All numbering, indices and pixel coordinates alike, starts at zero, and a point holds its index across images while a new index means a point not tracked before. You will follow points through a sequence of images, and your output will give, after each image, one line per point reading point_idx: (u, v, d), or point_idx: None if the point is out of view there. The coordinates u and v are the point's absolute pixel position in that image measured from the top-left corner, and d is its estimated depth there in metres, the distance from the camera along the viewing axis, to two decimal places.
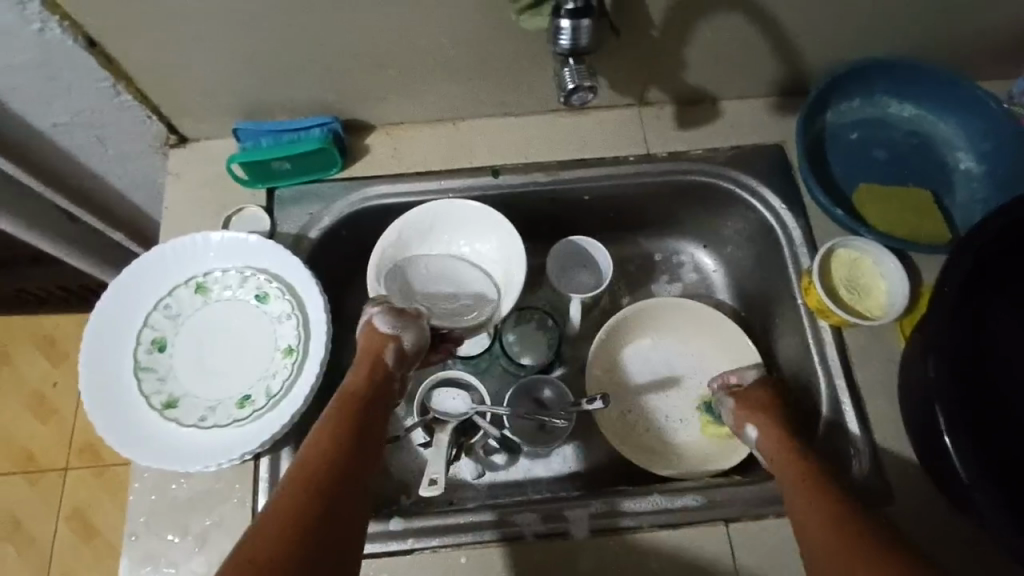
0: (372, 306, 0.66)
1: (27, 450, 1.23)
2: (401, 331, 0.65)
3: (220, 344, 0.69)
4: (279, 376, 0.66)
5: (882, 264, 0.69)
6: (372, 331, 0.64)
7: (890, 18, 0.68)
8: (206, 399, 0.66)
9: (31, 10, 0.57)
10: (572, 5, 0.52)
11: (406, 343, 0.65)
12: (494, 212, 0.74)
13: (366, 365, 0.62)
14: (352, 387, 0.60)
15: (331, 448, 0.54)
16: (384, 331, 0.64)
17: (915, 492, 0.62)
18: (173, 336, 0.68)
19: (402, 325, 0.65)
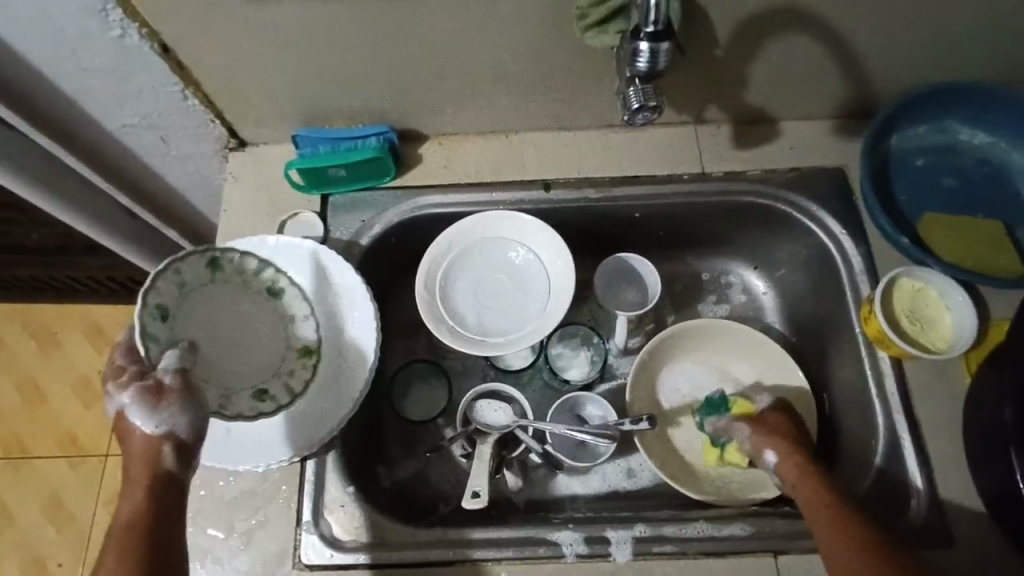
0: (120, 394, 0.52)
1: (71, 434, 1.27)
2: (172, 422, 0.51)
3: (225, 328, 0.63)
4: (299, 375, 0.66)
5: (948, 296, 0.66)
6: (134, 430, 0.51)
7: (966, 42, 0.66)
8: (215, 385, 0.61)
9: (113, 16, 0.59)
10: (651, 28, 0.51)
11: (179, 434, 0.52)
12: (546, 226, 0.74)
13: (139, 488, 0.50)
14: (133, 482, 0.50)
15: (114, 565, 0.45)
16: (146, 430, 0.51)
17: (980, 538, 0.59)
18: (172, 308, 0.59)
19: (166, 416, 0.51)
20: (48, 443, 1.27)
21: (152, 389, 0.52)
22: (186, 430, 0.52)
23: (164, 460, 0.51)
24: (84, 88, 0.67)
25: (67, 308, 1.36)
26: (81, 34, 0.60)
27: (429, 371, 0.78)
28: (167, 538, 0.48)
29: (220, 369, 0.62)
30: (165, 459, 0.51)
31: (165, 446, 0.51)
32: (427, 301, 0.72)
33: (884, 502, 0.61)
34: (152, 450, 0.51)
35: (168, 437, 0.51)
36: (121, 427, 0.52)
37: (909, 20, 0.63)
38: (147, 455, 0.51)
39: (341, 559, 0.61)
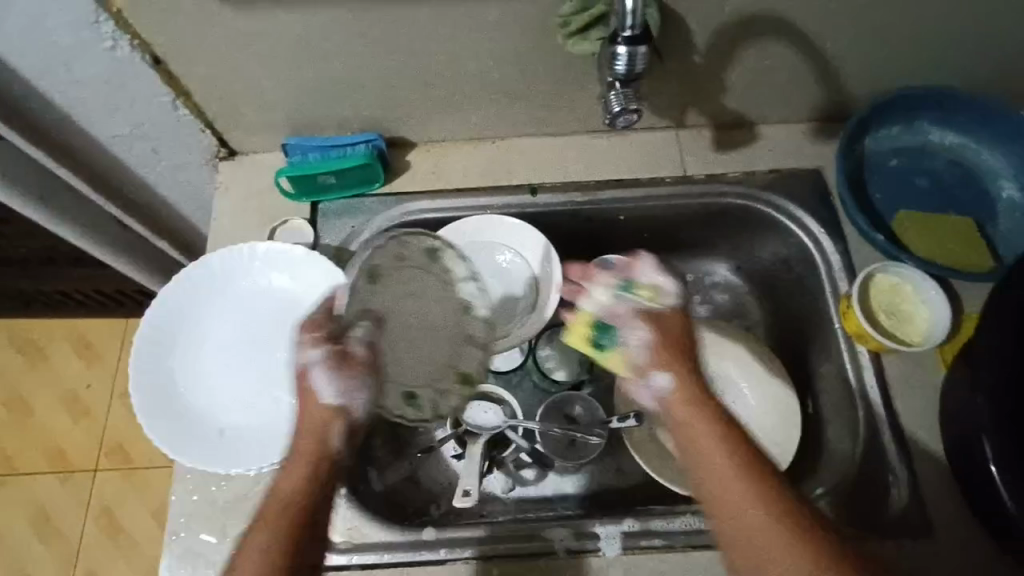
0: (309, 349, 0.55)
1: (59, 449, 1.26)
2: (349, 398, 0.55)
3: (410, 313, 0.61)
4: (450, 399, 0.61)
5: (922, 291, 0.68)
6: (315, 398, 0.55)
7: (933, 47, 0.68)
8: (410, 374, 0.60)
9: (106, 28, 0.60)
10: (628, 32, 0.53)
11: (354, 416, 0.55)
12: (538, 234, 0.75)
13: (307, 460, 0.53)
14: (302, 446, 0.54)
15: (271, 536, 0.49)
16: (327, 401, 0.54)
17: (959, 526, 0.61)
18: (410, 275, 0.63)
19: (347, 389, 0.55)
20: (35, 458, 1.25)
21: (341, 355, 0.55)
22: (356, 408, 0.55)
23: (336, 438, 0.54)
24: (76, 99, 0.68)
25: (55, 322, 1.36)
26: (74, 46, 0.61)
27: None
28: (325, 505, 0.53)
29: (397, 362, 0.59)
30: (334, 438, 0.54)
31: (339, 422, 0.54)
32: None
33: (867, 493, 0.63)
34: (328, 425, 0.54)
35: (342, 412, 0.54)
36: (302, 383, 0.55)
37: (878, 26, 0.65)
38: (318, 427, 0.54)
39: (334, 560, 0.62)
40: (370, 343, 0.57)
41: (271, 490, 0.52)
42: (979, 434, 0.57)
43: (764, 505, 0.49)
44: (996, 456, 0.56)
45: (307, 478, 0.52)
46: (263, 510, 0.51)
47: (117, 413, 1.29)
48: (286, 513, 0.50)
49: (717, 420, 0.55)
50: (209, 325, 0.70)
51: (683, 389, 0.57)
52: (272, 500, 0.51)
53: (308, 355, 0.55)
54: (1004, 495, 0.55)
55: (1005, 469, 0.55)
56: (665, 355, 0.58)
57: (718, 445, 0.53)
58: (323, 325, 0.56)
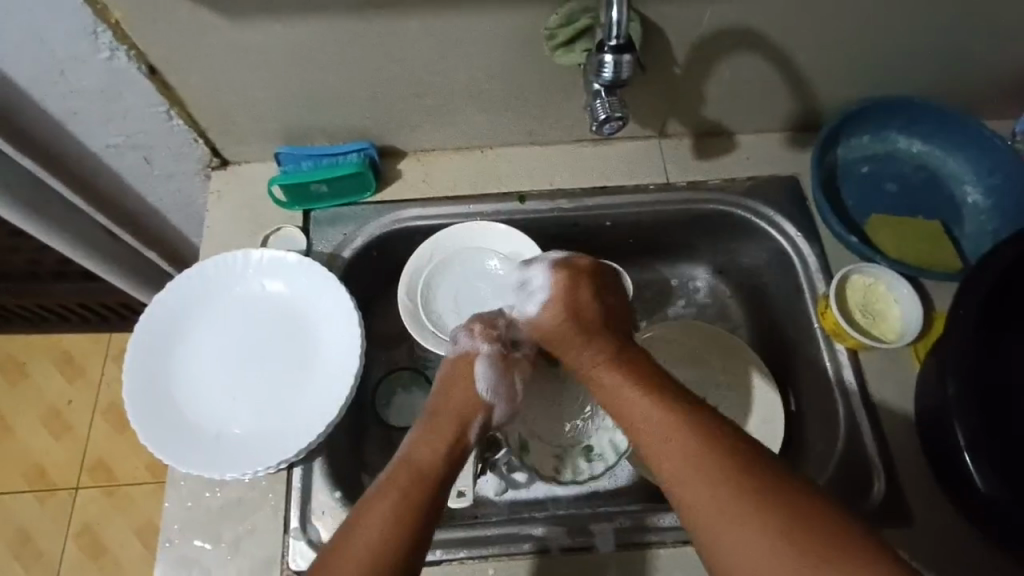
0: (485, 344, 0.67)
1: (39, 467, 1.24)
2: (498, 401, 0.65)
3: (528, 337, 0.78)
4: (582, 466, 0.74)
5: (896, 290, 0.71)
6: (472, 392, 0.64)
7: (900, 58, 0.72)
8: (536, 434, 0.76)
9: (103, 38, 0.61)
10: (614, 41, 0.56)
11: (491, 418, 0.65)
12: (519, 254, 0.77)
13: (443, 442, 0.59)
14: (418, 461, 0.57)
15: (395, 508, 0.52)
16: (481, 396, 0.64)
17: (933, 513, 0.63)
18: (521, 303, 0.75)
19: (498, 398, 0.65)
20: (14, 477, 1.23)
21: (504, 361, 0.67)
22: (500, 407, 0.65)
23: (471, 429, 0.62)
24: (71, 109, 0.68)
25: (36, 337, 1.34)
26: (70, 55, 0.62)
27: (412, 379, 0.81)
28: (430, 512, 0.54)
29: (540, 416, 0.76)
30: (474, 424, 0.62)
31: (481, 415, 0.63)
32: (410, 307, 0.75)
33: (848, 487, 0.65)
34: (473, 412, 0.62)
35: (487, 407, 0.64)
36: (464, 368, 0.65)
37: (846, 39, 0.69)
38: (463, 412, 0.62)
39: None
40: (525, 347, 0.69)
41: (402, 457, 0.57)
42: (951, 423, 0.59)
43: (698, 431, 0.53)
44: (967, 442, 0.58)
45: (443, 457, 0.58)
46: (390, 476, 0.55)
47: (100, 429, 1.27)
48: (409, 491, 0.54)
49: (644, 371, 0.60)
50: (202, 331, 0.71)
51: (594, 355, 0.62)
52: (405, 468, 0.56)
53: (484, 347, 0.66)
54: (976, 481, 0.58)
55: (976, 456, 0.58)
56: (559, 342, 0.65)
57: (639, 387, 0.58)
58: (497, 326, 0.68)
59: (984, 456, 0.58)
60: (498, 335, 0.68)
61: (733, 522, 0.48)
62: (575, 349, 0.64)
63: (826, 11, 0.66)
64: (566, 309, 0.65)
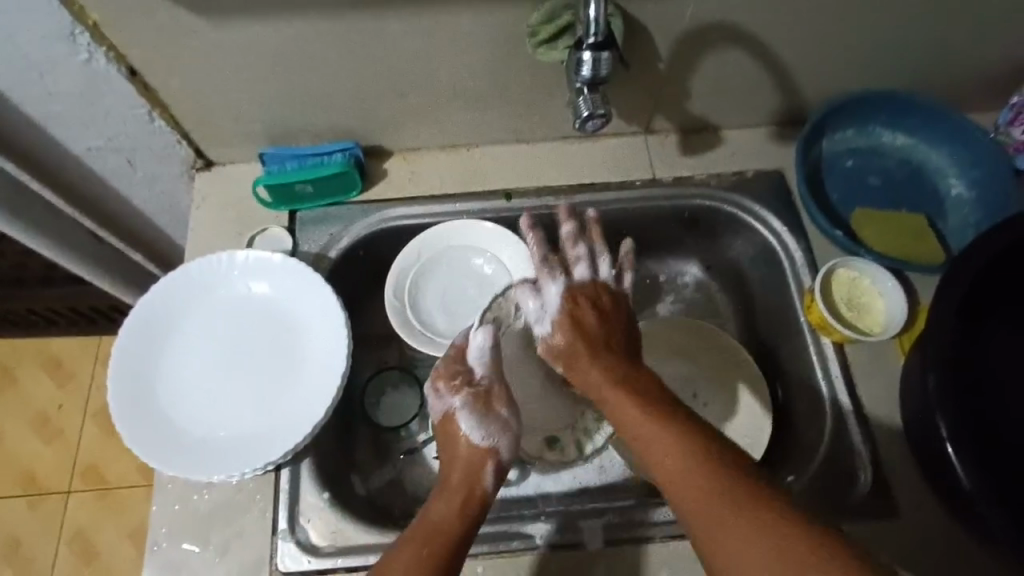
0: (453, 395, 0.65)
1: (30, 471, 1.23)
2: (497, 440, 0.63)
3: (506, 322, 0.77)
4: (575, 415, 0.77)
5: (880, 284, 0.72)
6: (471, 446, 0.62)
7: (880, 52, 0.73)
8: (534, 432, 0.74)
9: (81, 40, 0.61)
10: (592, 39, 0.56)
11: (504, 456, 0.63)
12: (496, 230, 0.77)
13: (457, 497, 0.58)
14: (436, 516, 0.56)
15: (410, 562, 0.52)
16: (481, 445, 0.62)
17: (917, 505, 0.64)
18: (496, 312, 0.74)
19: (495, 434, 0.63)
20: (5, 482, 1.22)
21: (481, 397, 0.64)
22: (504, 447, 0.63)
23: (486, 477, 0.61)
24: (51, 112, 0.68)
25: (25, 342, 1.33)
26: (49, 57, 0.61)
27: (401, 378, 0.80)
28: (455, 558, 0.54)
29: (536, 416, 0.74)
30: (489, 479, 0.61)
31: (490, 461, 0.62)
32: (397, 307, 0.75)
33: (835, 480, 0.65)
34: (480, 464, 0.61)
35: (493, 451, 0.62)
36: (451, 429, 0.64)
37: (828, 33, 0.69)
38: (472, 464, 0.61)
39: (318, 564, 0.61)
40: (491, 374, 0.66)
41: (422, 516, 0.57)
42: (934, 416, 0.59)
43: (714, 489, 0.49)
44: (951, 435, 0.58)
45: (459, 512, 0.57)
46: (410, 530, 0.56)
47: (92, 432, 1.26)
48: (428, 539, 0.54)
49: (647, 415, 0.56)
50: (187, 334, 0.71)
51: (601, 385, 0.60)
52: (421, 520, 0.56)
53: (454, 402, 0.64)
54: (960, 474, 0.58)
55: (959, 448, 0.58)
56: (570, 359, 0.63)
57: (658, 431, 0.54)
58: (459, 375, 0.65)
59: (967, 447, 0.58)
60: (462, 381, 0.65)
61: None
62: (582, 365, 0.62)
63: (807, 7, 0.66)
64: (587, 313, 0.64)
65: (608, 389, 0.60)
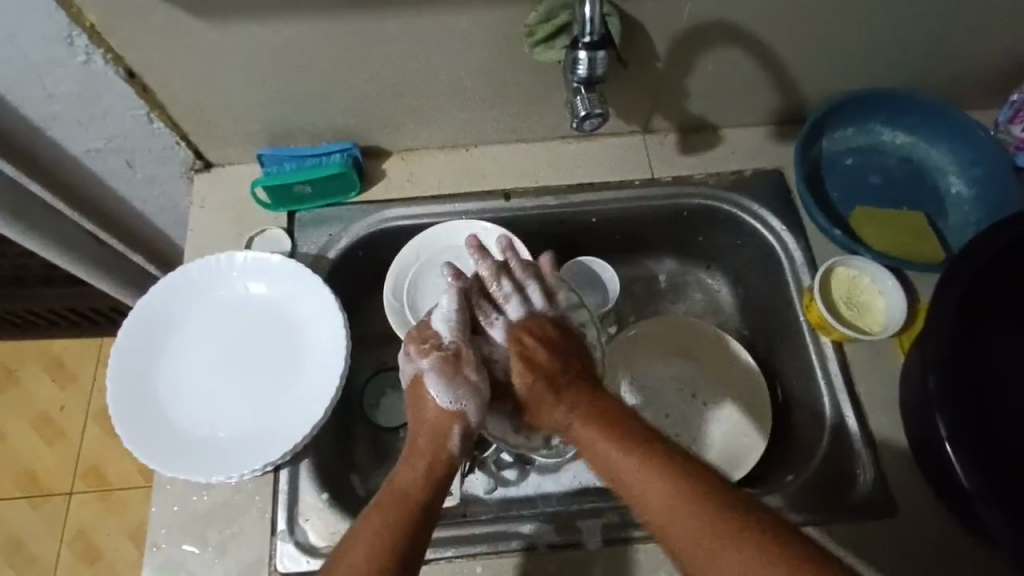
0: (420, 356, 0.63)
1: (31, 472, 1.23)
2: (464, 404, 0.61)
3: None
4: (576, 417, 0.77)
5: (880, 282, 0.72)
6: (436, 408, 0.61)
7: (879, 50, 0.72)
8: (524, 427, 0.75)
9: (79, 42, 0.61)
10: (588, 38, 0.56)
11: (470, 420, 0.61)
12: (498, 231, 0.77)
13: (423, 461, 0.58)
14: (405, 485, 0.56)
15: (379, 528, 0.52)
16: (446, 408, 0.61)
17: (916, 504, 0.63)
18: None
19: (461, 397, 0.61)
20: (7, 484, 1.23)
21: (450, 360, 0.62)
22: (472, 411, 0.61)
23: (453, 441, 0.60)
24: (50, 114, 0.68)
25: (26, 343, 1.33)
26: (46, 59, 0.61)
27: (401, 378, 0.81)
28: (420, 530, 0.53)
29: None
30: (453, 443, 0.60)
31: (456, 426, 0.60)
32: (396, 307, 0.75)
33: (834, 479, 0.65)
34: (447, 427, 0.60)
35: (459, 414, 0.61)
36: (418, 391, 0.62)
37: (826, 32, 0.69)
38: (438, 428, 0.60)
39: (317, 564, 0.61)
40: (461, 338, 0.64)
41: (388, 484, 0.56)
42: (932, 415, 0.59)
43: (681, 509, 0.49)
44: (949, 434, 0.58)
45: (427, 479, 0.57)
46: (378, 499, 0.55)
47: (93, 433, 1.27)
48: (397, 511, 0.53)
49: (613, 442, 0.56)
50: (186, 335, 0.71)
51: (568, 416, 0.60)
52: (389, 491, 0.55)
53: (422, 363, 0.62)
54: (958, 473, 0.57)
55: (958, 446, 0.58)
56: (535, 403, 0.63)
57: (625, 457, 0.54)
58: (428, 338, 0.64)
59: (965, 446, 0.58)
60: (432, 343, 0.63)
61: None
62: (542, 394, 0.62)
63: (804, 6, 0.66)
64: (533, 358, 0.64)
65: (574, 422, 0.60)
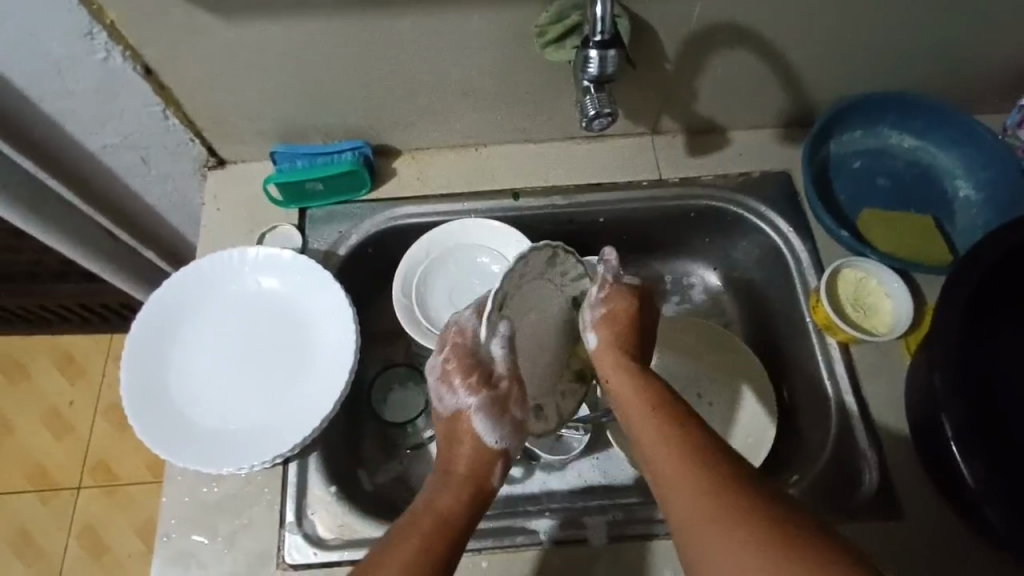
0: (471, 396, 0.60)
1: (41, 467, 1.25)
2: (507, 444, 0.61)
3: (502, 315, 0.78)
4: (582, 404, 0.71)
5: (886, 284, 0.72)
6: (479, 446, 0.60)
7: (888, 53, 0.73)
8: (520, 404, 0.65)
9: (99, 39, 0.62)
10: (599, 36, 0.56)
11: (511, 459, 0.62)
12: (507, 229, 0.78)
13: (464, 490, 0.57)
14: (443, 507, 0.55)
15: (413, 546, 0.51)
16: (491, 448, 0.60)
17: (923, 507, 0.64)
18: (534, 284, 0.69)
19: (507, 441, 0.61)
20: (16, 477, 1.24)
21: (497, 402, 0.60)
22: (511, 450, 0.62)
23: (493, 475, 0.59)
24: (68, 110, 0.69)
25: (37, 338, 1.35)
26: (66, 55, 0.63)
27: (408, 375, 0.82)
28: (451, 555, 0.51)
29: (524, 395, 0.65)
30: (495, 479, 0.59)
31: (499, 462, 0.61)
32: (404, 304, 0.76)
33: (840, 479, 0.65)
34: (489, 464, 0.59)
35: (502, 454, 0.61)
36: (461, 423, 0.61)
37: (835, 34, 0.70)
38: (480, 464, 0.59)
39: (325, 557, 0.62)
40: (505, 367, 0.61)
41: (427, 501, 0.55)
42: (938, 417, 0.59)
43: (687, 460, 0.51)
44: (955, 434, 0.58)
45: (468, 508, 0.55)
46: (410, 519, 0.53)
47: (103, 429, 1.28)
48: (432, 532, 0.52)
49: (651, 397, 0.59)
50: (199, 329, 0.72)
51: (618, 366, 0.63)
52: (426, 508, 0.54)
53: (469, 401, 0.60)
54: (965, 474, 0.58)
55: (963, 447, 0.58)
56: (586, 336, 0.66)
57: (655, 413, 0.57)
58: (473, 370, 0.60)
59: (971, 446, 0.58)
60: (481, 380, 0.60)
61: (712, 534, 0.46)
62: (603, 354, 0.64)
63: (814, 8, 0.66)
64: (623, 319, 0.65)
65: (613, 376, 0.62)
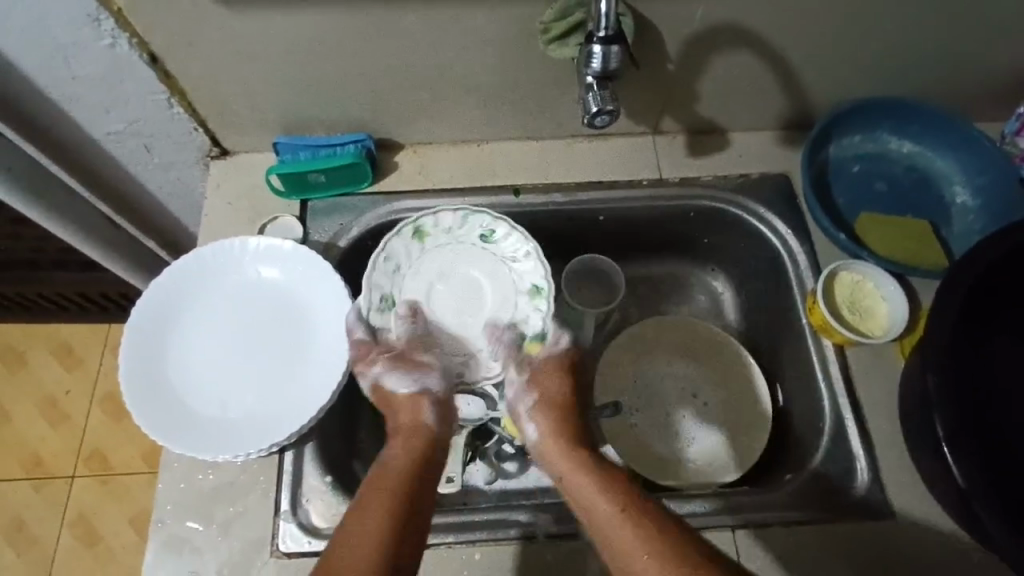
0: (373, 366, 0.69)
1: (35, 455, 1.25)
2: (426, 384, 0.69)
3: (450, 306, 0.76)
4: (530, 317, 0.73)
5: (882, 287, 0.73)
6: (412, 400, 0.68)
7: (889, 58, 0.73)
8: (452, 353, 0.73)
9: (106, 26, 0.62)
10: (603, 32, 0.57)
11: (438, 395, 0.69)
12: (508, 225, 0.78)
13: (413, 445, 0.64)
14: (392, 466, 0.61)
15: (381, 513, 0.55)
16: (412, 392, 0.69)
17: (912, 508, 0.64)
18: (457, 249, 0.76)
19: (419, 379, 0.69)
20: (10, 465, 1.24)
21: (399, 358, 0.70)
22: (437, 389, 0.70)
23: (426, 417, 0.67)
24: (73, 96, 0.70)
25: (35, 326, 1.35)
26: (72, 42, 0.63)
27: None
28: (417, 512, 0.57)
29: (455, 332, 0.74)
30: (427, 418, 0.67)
31: (428, 403, 0.68)
32: None
33: (832, 479, 0.66)
34: (420, 409, 0.68)
35: (422, 397, 0.68)
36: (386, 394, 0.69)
37: (836, 39, 0.70)
38: (415, 420, 0.67)
39: (319, 545, 0.62)
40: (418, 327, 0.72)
41: (379, 467, 0.61)
42: (931, 415, 0.59)
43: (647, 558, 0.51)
44: (947, 433, 0.58)
45: (416, 462, 0.62)
46: (367, 487, 0.58)
47: (98, 418, 1.28)
48: (390, 496, 0.57)
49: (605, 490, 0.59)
50: (198, 317, 0.72)
51: (571, 467, 0.62)
52: (380, 476, 0.60)
53: (375, 370, 0.69)
54: (956, 474, 0.57)
55: (955, 446, 0.58)
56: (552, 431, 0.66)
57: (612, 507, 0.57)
58: (374, 350, 0.70)
59: (962, 445, 0.58)
60: (385, 348, 0.70)
61: None
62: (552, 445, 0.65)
63: (816, 12, 0.67)
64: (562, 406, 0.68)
65: (571, 474, 0.61)
